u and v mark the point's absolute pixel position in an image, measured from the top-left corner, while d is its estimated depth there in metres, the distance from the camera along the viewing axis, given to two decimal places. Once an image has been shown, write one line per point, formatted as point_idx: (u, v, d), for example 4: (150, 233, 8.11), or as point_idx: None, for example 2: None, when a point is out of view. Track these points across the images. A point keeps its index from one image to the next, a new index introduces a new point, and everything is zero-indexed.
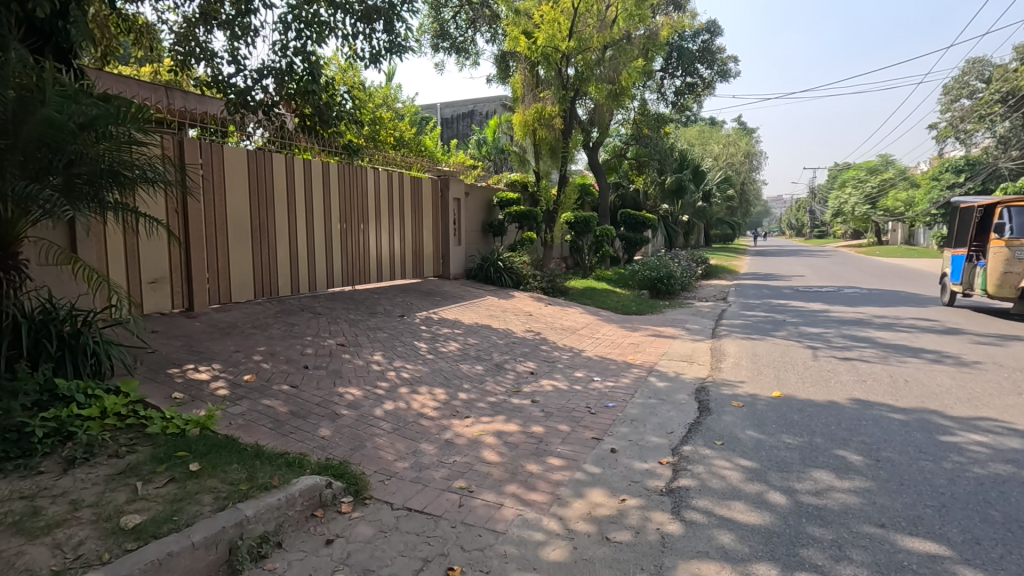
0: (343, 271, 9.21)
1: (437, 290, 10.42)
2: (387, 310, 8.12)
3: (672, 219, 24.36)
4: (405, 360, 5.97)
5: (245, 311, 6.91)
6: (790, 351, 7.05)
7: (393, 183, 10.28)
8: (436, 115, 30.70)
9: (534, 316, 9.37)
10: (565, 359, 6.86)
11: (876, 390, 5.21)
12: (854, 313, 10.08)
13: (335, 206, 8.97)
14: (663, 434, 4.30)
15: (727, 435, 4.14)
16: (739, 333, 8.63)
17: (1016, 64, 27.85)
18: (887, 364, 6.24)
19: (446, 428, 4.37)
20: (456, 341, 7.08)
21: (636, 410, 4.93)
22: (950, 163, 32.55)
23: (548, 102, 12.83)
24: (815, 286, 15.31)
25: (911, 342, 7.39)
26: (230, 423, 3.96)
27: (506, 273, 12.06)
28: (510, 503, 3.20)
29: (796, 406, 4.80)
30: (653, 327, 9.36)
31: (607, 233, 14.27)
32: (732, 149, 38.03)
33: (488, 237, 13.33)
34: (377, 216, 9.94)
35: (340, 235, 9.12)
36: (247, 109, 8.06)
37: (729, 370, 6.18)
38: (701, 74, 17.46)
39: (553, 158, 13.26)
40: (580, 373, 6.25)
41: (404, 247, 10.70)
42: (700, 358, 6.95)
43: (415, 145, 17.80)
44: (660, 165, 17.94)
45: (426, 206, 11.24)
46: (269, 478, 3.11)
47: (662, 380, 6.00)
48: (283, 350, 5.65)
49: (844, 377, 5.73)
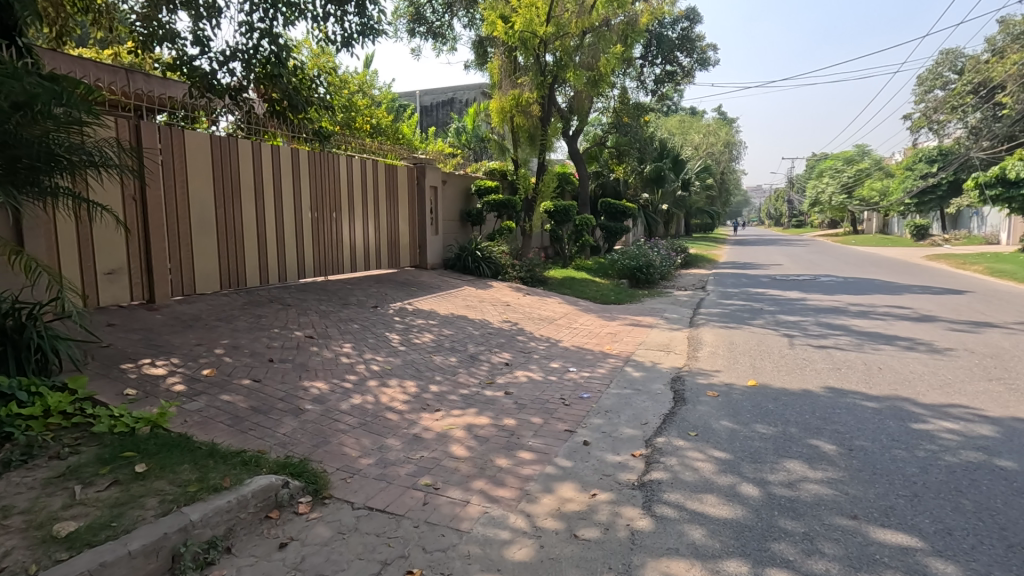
0: (316, 261, 8.94)
1: (414, 280, 10.23)
2: (360, 301, 7.92)
3: (653, 208, 24.36)
4: (376, 352, 5.80)
5: (210, 303, 6.67)
6: (767, 340, 7.03)
7: (367, 170, 10.03)
8: (416, 103, 30.23)
9: (511, 306, 9.25)
10: (542, 350, 6.75)
11: (850, 378, 5.19)
12: (830, 301, 10.15)
13: (306, 193, 8.70)
14: (637, 425, 4.21)
15: (701, 426, 4.08)
16: (716, 321, 8.62)
17: (988, 55, 28.43)
18: (861, 352, 6.26)
19: (415, 423, 4.24)
20: (430, 332, 6.92)
21: (611, 401, 4.85)
22: (923, 153, 33.13)
23: (526, 89, 12.55)
24: (792, 274, 15.43)
25: (885, 329, 7.44)
26: (185, 420, 3.76)
27: (485, 263, 11.88)
28: (477, 499, 3.09)
29: (771, 395, 4.76)
30: (631, 316, 9.30)
31: (587, 222, 14.19)
32: (712, 139, 38.15)
33: (467, 226, 13.15)
34: (350, 205, 9.69)
35: (311, 223, 8.85)
36: (213, 93, 7.83)
37: (705, 359, 6.13)
38: (681, 62, 17.31)
39: (532, 145, 13.12)
40: (555, 363, 6.15)
41: (379, 236, 10.46)
42: (678, 347, 6.91)
43: (392, 134, 17.48)
44: (640, 154, 17.89)
45: (402, 194, 11.00)
46: (220, 478, 2.94)
47: (638, 369, 5.93)
48: (247, 343, 5.44)
49: (818, 365, 5.73)
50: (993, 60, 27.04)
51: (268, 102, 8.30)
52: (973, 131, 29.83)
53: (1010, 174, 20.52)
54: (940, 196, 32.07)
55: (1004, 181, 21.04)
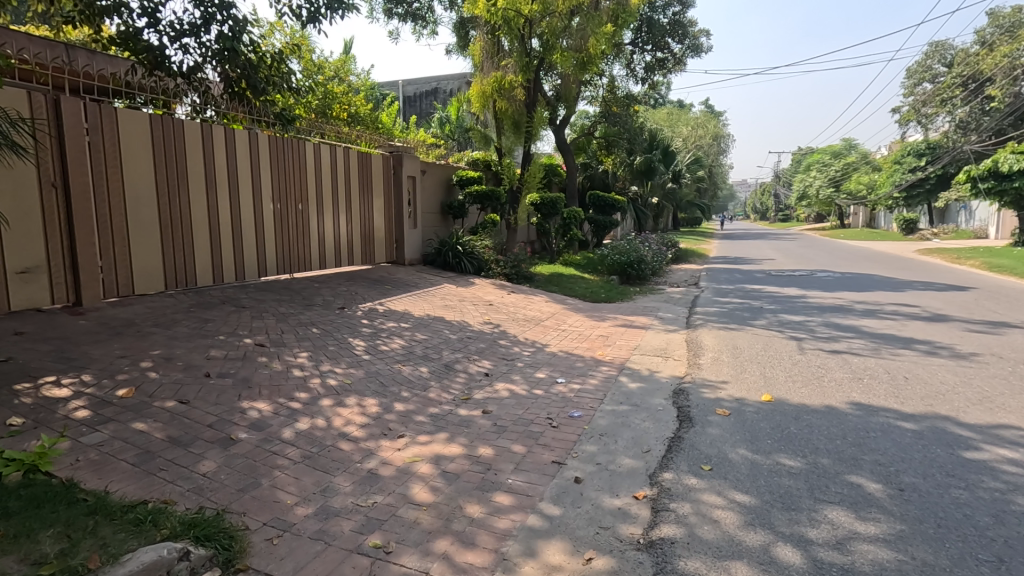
0: (280, 257, 8.14)
1: (388, 277, 9.46)
2: (325, 301, 7.15)
3: (642, 201, 23.49)
4: (335, 362, 5.04)
5: (149, 305, 5.86)
6: (773, 343, 6.39)
7: (337, 158, 9.22)
8: (398, 93, 29.18)
9: (494, 305, 8.53)
10: (526, 357, 6.06)
11: (876, 392, 4.55)
12: (832, 299, 9.52)
13: (267, 182, 7.89)
14: (637, 456, 3.54)
15: (714, 456, 3.42)
16: (715, 321, 7.98)
17: (977, 48, 28.26)
18: (880, 358, 5.63)
19: (372, 454, 3.52)
20: (401, 337, 6.18)
21: (605, 421, 4.17)
22: (912, 146, 32.04)
23: (510, 71, 11.75)
24: (787, 270, 14.86)
25: (898, 331, 6.83)
26: (76, 460, 3.00)
27: (467, 258, 11.11)
28: (437, 570, 2.39)
29: (790, 413, 4.11)
30: (623, 315, 8.63)
31: (575, 215, 13.62)
32: (701, 131, 37.80)
33: (448, 219, 12.43)
34: (319, 195, 8.89)
35: (274, 216, 8.04)
36: (162, 69, 6.64)
37: (709, 367, 5.46)
38: (672, 49, 16.56)
39: (516, 133, 12.26)
40: (541, 373, 5.45)
41: (352, 229, 9.66)
42: (676, 352, 6.25)
43: (370, 122, 16.66)
44: (630, 145, 17.13)
45: (377, 184, 10.22)
46: (93, 553, 2.20)
47: (634, 380, 5.26)
48: (183, 354, 4.66)
49: (836, 374, 5.09)
50: (983, 53, 26.74)
51: (228, 80, 7.12)
52: (961, 124, 29.51)
53: (1002, 168, 20.17)
54: (928, 189, 31.40)
55: (996, 174, 20.62)
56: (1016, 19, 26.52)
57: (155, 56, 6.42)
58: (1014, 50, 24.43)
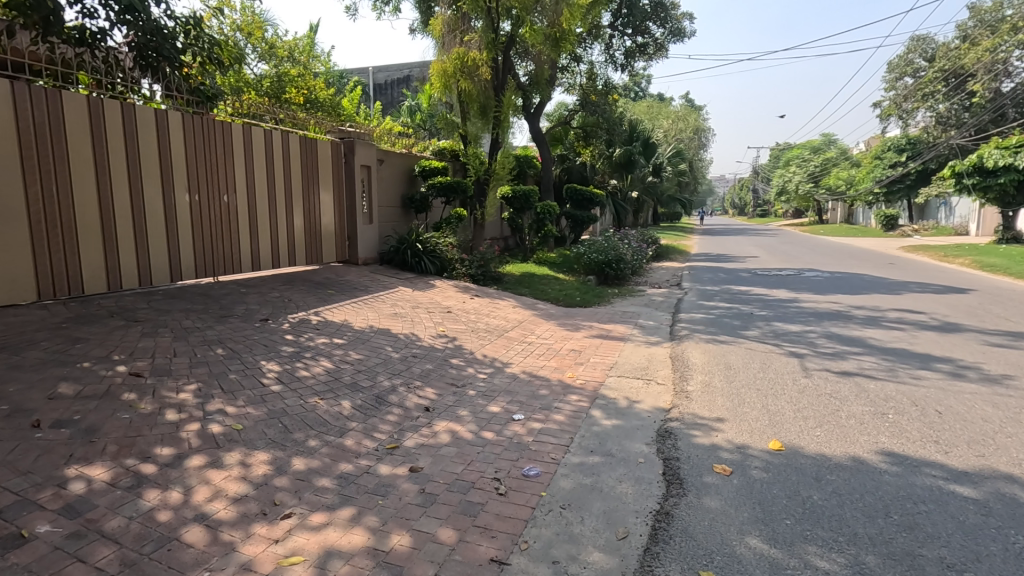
0: (199, 258, 6.96)
1: (335, 279, 8.34)
2: (245, 312, 6.01)
3: (623, 195, 22.41)
4: (230, 398, 3.95)
5: (7, 322, 4.69)
6: (772, 361, 5.48)
7: (273, 143, 8.02)
8: (368, 80, 27.83)
9: (452, 313, 7.47)
10: (480, 382, 5.02)
11: (909, 435, 3.62)
12: (828, 303, 8.70)
13: (181, 169, 6.68)
14: (610, 547, 2.55)
15: (718, 551, 2.44)
16: (702, 331, 7.06)
17: (959, 42, 28.04)
18: (900, 382, 4.74)
19: (234, 552, 2.46)
20: (331, 357, 5.11)
21: (569, 484, 3.17)
22: (891, 142, 31.93)
23: (475, 48, 10.62)
24: (773, 269, 14.11)
25: (911, 345, 5.99)
26: None
27: (427, 257, 10.02)
28: None
29: (806, 470, 3.16)
30: (600, 324, 7.64)
31: (550, 209, 12.38)
32: (681, 125, 37.18)
33: (409, 214, 11.33)
34: (252, 185, 7.70)
35: (193, 208, 6.86)
36: (50, 34, 5.36)
37: (700, 396, 4.51)
38: (654, 34, 15.58)
39: (484, 119, 10.98)
40: (496, 406, 4.44)
41: (294, 225, 8.49)
42: (659, 373, 5.30)
43: (329, 109, 15.48)
44: (609, 136, 16.30)
45: (324, 174, 9.06)
46: None
47: (610, 414, 4.28)
48: (16, 392, 3.52)
49: (854, 407, 4.16)
50: (966, 46, 26.70)
51: (138, 49, 5.88)
52: (941, 119, 29.39)
53: (987, 163, 19.74)
54: (908, 185, 31.11)
55: (982, 170, 20.15)
56: (998, 12, 26.19)
57: (43, 17, 5.19)
58: (997, 44, 25.12)
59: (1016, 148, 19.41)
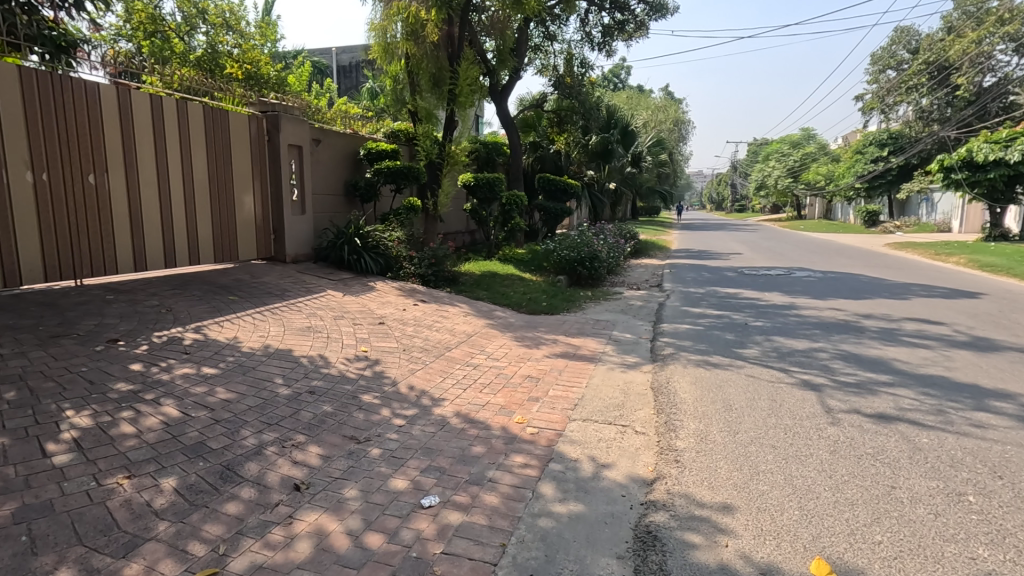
0: (50, 254, 5.40)
1: (248, 281, 6.85)
2: (92, 330, 4.50)
3: (599, 186, 21.19)
4: None
5: None
6: (784, 397, 4.20)
7: (166, 111, 6.43)
8: (330, 60, 26.09)
9: (385, 325, 6.03)
10: (393, 433, 3.62)
11: (1020, 545, 2.34)
12: (832, 311, 7.50)
13: (19, 137, 5.09)
14: None
15: None
16: (690, 348, 5.77)
17: (943, 33, 27.36)
18: (961, 432, 3.50)
19: None
20: (185, 397, 3.66)
21: None
22: (872, 136, 31.30)
23: (421, 5, 9.04)
24: (760, 267, 12.99)
25: (951, 371, 4.79)
26: None
27: (369, 254, 8.57)
28: None
29: None
30: (566, 337, 6.30)
31: (517, 199, 10.99)
32: (661, 116, 36.26)
33: (352, 203, 9.84)
34: (134, 163, 6.12)
35: (41, 190, 5.28)
36: None
37: (692, 461, 3.18)
38: (634, 11, 14.16)
39: (437, 93, 9.55)
40: (402, 478, 3.05)
41: (197, 215, 6.93)
42: (638, 416, 3.97)
43: (275, 85, 13.70)
44: (584, 122, 14.91)
45: (240, 155, 7.50)
46: None
47: (566, 493, 2.92)
48: None
49: (914, 482, 2.88)
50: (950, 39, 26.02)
51: None
52: (923, 114, 28.80)
53: (977, 157, 18.87)
54: (890, 180, 30.45)
55: (970, 165, 19.35)
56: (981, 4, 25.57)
57: None
58: (981, 36, 24.49)
59: (1006, 141, 18.56)
